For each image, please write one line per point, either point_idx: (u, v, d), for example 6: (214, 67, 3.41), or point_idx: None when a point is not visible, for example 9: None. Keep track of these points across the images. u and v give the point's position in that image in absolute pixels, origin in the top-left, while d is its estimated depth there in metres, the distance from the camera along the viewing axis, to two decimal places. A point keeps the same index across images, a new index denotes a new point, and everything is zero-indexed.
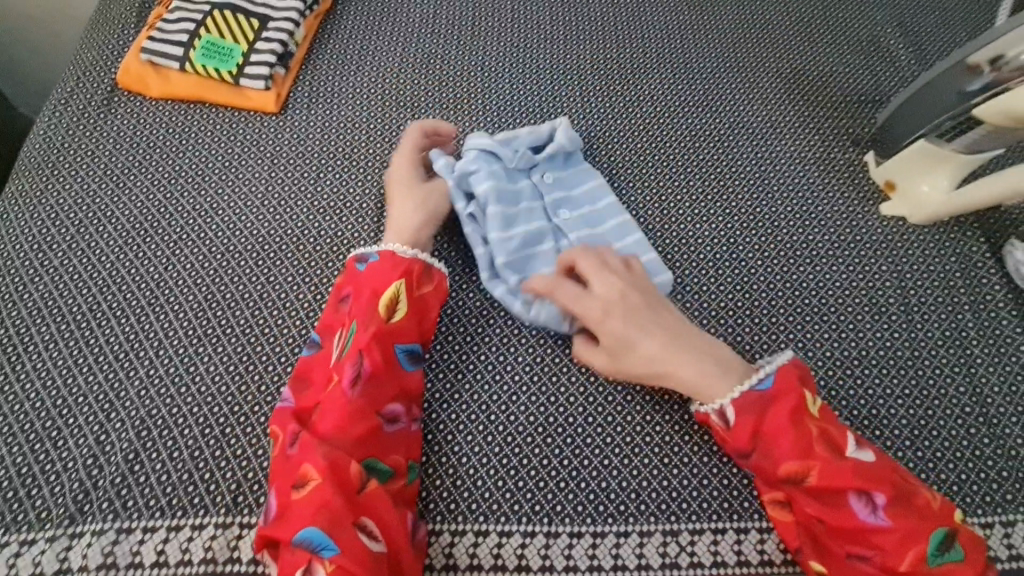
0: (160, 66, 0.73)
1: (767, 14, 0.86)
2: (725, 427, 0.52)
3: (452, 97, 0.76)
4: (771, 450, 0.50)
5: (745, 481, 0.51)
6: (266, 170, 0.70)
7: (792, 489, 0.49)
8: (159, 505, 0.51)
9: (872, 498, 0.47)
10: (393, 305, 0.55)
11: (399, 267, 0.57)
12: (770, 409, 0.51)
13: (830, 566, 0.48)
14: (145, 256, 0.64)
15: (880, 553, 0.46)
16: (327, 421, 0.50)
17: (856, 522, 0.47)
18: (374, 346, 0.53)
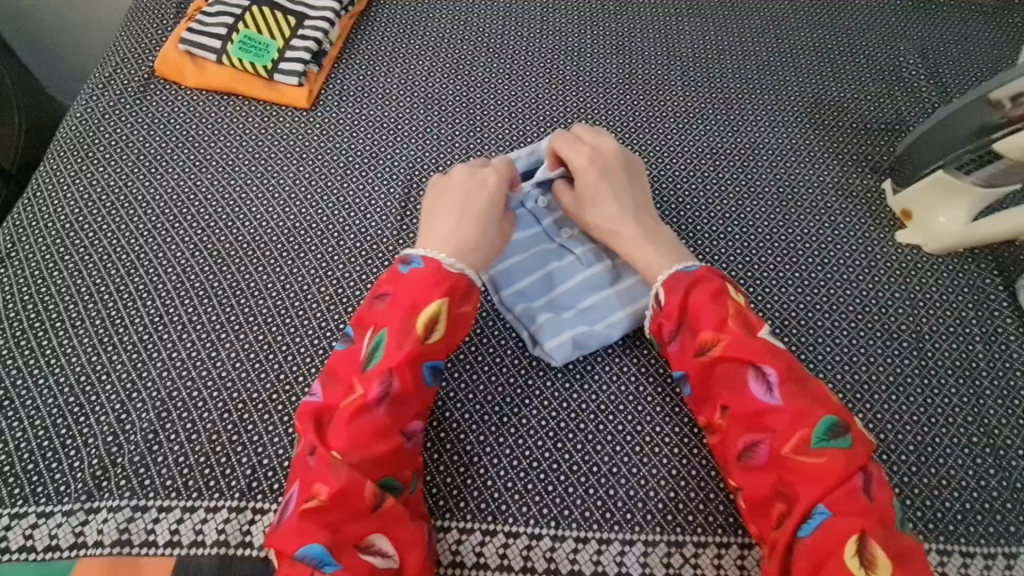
0: (197, 57, 0.75)
1: (792, 39, 0.87)
2: (660, 309, 0.55)
3: (480, 103, 0.78)
4: (693, 324, 0.53)
5: (675, 364, 0.54)
6: (294, 163, 0.71)
7: (703, 366, 0.51)
8: (176, 485, 0.52)
9: (766, 378, 0.49)
10: (432, 325, 0.51)
11: (443, 282, 0.52)
12: (695, 287, 0.54)
13: (727, 454, 0.50)
14: (172, 241, 0.65)
15: (772, 436, 0.48)
16: (340, 436, 0.48)
17: (751, 402, 0.49)
18: (406, 369, 0.50)
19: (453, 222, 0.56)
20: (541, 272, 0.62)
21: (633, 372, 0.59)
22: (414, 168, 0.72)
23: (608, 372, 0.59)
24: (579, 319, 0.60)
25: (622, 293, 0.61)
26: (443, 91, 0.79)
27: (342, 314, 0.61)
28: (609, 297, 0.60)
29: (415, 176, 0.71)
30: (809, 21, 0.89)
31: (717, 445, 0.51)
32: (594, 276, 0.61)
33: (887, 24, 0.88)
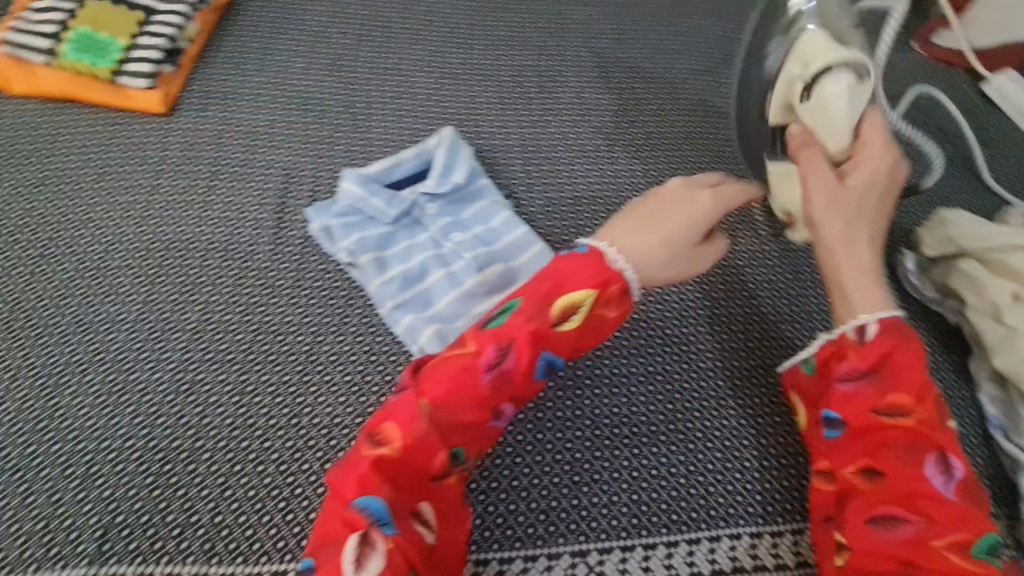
0: (24, 59, 0.65)
1: (684, 26, 0.87)
2: (854, 341, 0.47)
3: (363, 102, 0.73)
4: (889, 378, 0.45)
5: (833, 405, 0.46)
6: (148, 177, 0.63)
7: (883, 424, 0.44)
8: (11, 558, 0.47)
9: (949, 467, 0.42)
10: (569, 312, 0.46)
11: (604, 277, 0.46)
12: (907, 346, 0.46)
13: (853, 511, 0.43)
14: (5, 277, 0.57)
15: (925, 523, 0.41)
16: (434, 389, 0.44)
17: (914, 480, 0.42)
18: (526, 342, 0.45)
19: (651, 229, 0.49)
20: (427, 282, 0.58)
21: None
22: (289, 174, 0.65)
23: None
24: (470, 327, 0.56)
25: (513, 298, 0.57)
26: (322, 90, 0.73)
27: (209, 345, 0.56)
28: (500, 303, 0.57)
29: (290, 183, 0.65)
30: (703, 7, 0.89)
31: (836, 499, 0.45)
32: (483, 282, 0.57)
33: None
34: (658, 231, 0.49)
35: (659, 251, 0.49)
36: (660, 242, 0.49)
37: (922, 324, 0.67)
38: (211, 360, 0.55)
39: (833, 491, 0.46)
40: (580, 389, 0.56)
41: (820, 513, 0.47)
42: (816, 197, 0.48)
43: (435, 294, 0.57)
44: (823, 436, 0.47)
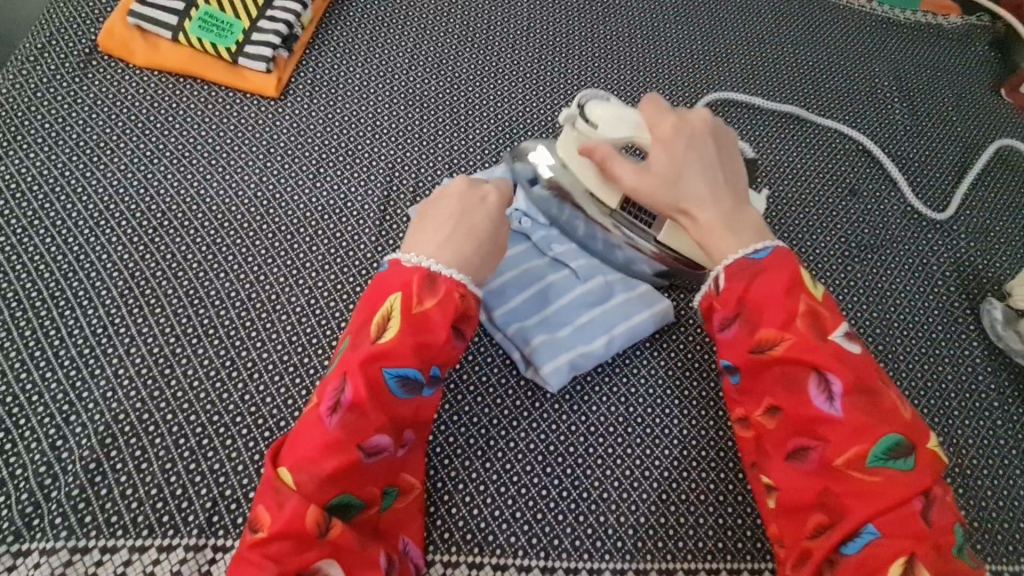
0: (148, 33, 0.67)
1: (775, 54, 0.88)
2: (716, 292, 0.49)
3: (464, 101, 0.74)
4: (753, 319, 0.47)
5: (722, 354, 0.48)
6: (260, 158, 0.65)
7: (759, 362, 0.46)
8: (122, 522, 0.46)
9: (829, 387, 0.43)
10: (386, 323, 0.46)
11: (408, 284, 0.47)
12: (761, 277, 0.47)
13: (775, 454, 0.46)
14: (119, 241, 0.58)
15: (826, 445, 0.43)
16: (298, 450, 0.44)
17: (806, 408, 0.44)
18: (357, 370, 0.44)
19: (446, 225, 0.52)
20: (536, 294, 0.59)
21: (621, 393, 0.58)
22: (392, 169, 0.67)
23: (597, 394, 0.58)
24: (575, 342, 0.58)
25: (616, 313, 0.59)
26: (425, 86, 0.74)
27: (314, 328, 0.57)
28: (605, 319, 0.59)
29: (393, 178, 0.67)
30: (791, 38, 0.90)
31: (756, 443, 0.48)
32: (588, 297, 0.59)
33: (862, 48, 0.91)
34: (447, 225, 0.52)
35: (441, 237, 0.51)
36: (446, 235, 0.51)
37: (1002, 375, 0.67)
38: (317, 343, 0.56)
39: (753, 437, 0.48)
40: (667, 410, 0.58)
41: (750, 459, 0.49)
42: (621, 172, 0.53)
43: (543, 306, 0.59)
44: (731, 384, 0.49)
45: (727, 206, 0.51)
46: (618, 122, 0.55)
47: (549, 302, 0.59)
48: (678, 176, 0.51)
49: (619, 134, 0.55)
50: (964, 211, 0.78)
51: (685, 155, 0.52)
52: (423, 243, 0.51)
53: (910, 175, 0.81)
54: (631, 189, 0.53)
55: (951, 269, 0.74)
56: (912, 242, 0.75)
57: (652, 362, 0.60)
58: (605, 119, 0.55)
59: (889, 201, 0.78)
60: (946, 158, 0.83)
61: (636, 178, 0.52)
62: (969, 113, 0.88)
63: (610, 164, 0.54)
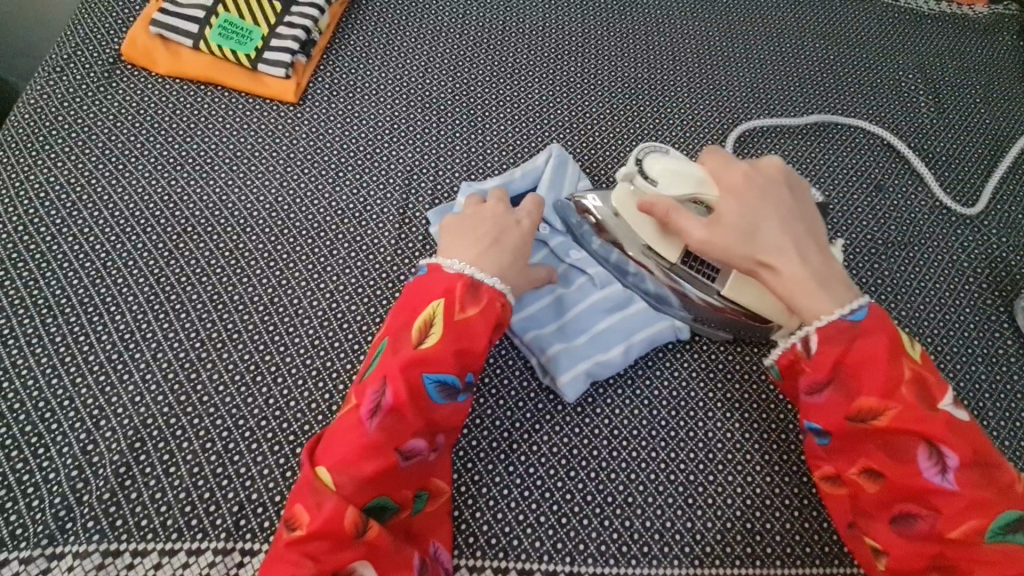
0: (170, 41, 0.68)
1: (795, 49, 0.87)
2: (803, 353, 0.47)
3: (481, 102, 0.74)
4: (852, 383, 0.45)
5: (812, 415, 0.47)
6: (281, 163, 0.65)
7: (857, 428, 0.45)
8: (152, 526, 0.47)
9: (943, 459, 0.42)
10: (427, 329, 0.47)
11: (450, 290, 0.49)
12: (861, 340, 0.46)
13: (875, 516, 0.45)
14: (144, 247, 0.59)
15: (937, 515, 0.42)
16: (337, 452, 0.44)
17: (915, 477, 0.42)
18: (399, 375, 0.45)
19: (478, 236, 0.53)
20: (552, 301, 0.59)
21: (645, 396, 0.57)
22: (411, 173, 0.67)
23: (619, 397, 0.57)
24: (592, 349, 0.57)
25: (634, 320, 0.58)
26: (443, 89, 0.74)
27: (336, 332, 0.57)
28: (621, 326, 0.58)
29: (413, 181, 0.67)
30: (812, 32, 0.89)
31: (851, 505, 0.47)
32: (605, 305, 0.59)
33: (884, 40, 0.89)
34: (480, 237, 0.53)
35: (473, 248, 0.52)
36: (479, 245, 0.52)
37: None
38: (339, 347, 0.56)
39: (847, 496, 0.47)
40: (692, 412, 0.57)
41: (843, 518, 0.48)
42: (688, 227, 0.52)
43: (560, 313, 0.59)
44: (818, 443, 0.48)
45: (812, 261, 0.49)
46: (677, 177, 0.54)
47: (565, 308, 0.59)
48: (754, 231, 0.50)
49: (679, 190, 0.54)
50: (995, 205, 0.76)
51: (759, 211, 0.51)
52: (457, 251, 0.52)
53: (937, 169, 0.79)
54: (697, 243, 0.52)
55: (983, 266, 0.72)
56: (942, 238, 0.73)
57: (676, 363, 0.59)
58: (663, 172, 0.54)
59: (917, 197, 0.76)
60: (976, 151, 0.81)
61: (704, 232, 0.51)
62: (999, 105, 0.85)
63: (673, 218, 0.52)
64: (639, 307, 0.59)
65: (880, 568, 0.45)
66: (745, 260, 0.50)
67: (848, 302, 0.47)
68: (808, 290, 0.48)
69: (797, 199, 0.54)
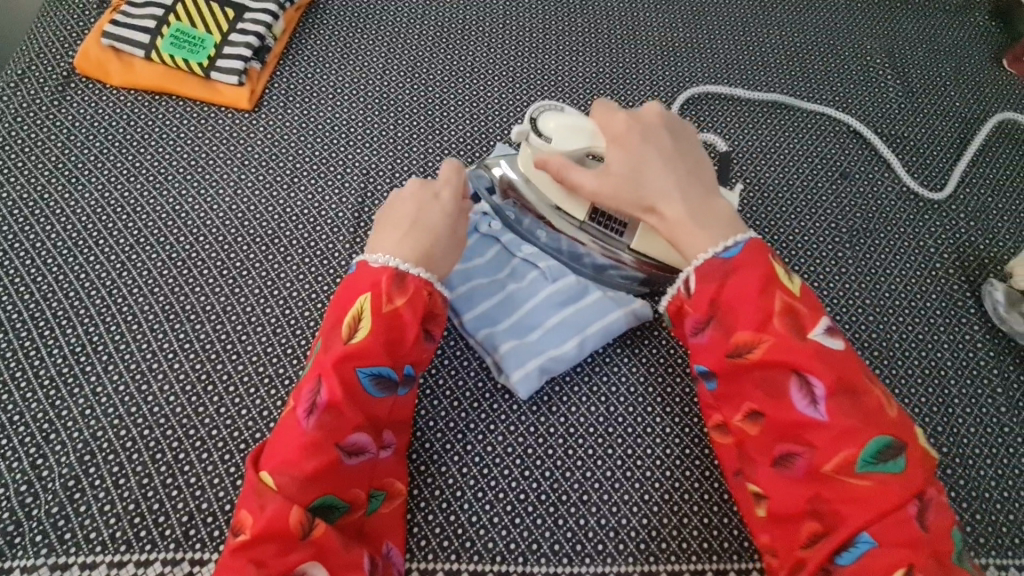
0: (123, 52, 0.68)
1: (760, 37, 0.86)
2: (684, 294, 0.49)
3: (439, 103, 0.73)
4: (727, 321, 0.46)
5: (698, 358, 0.48)
6: (235, 171, 0.65)
7: (735, 366, 0.46)
8: (101, 538, 0.47)
9: (812, 391, 0.43)
10: (356, 323, 0.47)
11: (377, 284, 0.48)
12: (733, 277, 0.47)
13: (759, 459, 0.46)
14: (97, 260, 0.59)
15: (811, 450, 0.43)
16: (278, 453, 0.44)
17: (790, 414, 0.43)
18: (332, 371, 0.45)
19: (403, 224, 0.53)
20: (504, 298, 0.59)
21: (601, 392, 0.57)
22: (367, 175, 0.67)
23: (575, 395, 0.57)
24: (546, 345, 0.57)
25: (586, 313, 0.58)
26: (400, 90, 0.74)
27: (290, 338, 0.57)
28: (573, 320, 0.58)
29: (368, 184, 0.67)
30: (777, 19, 0.88)
31: (739, 450, 0.48)
32: (557, 299, 0.59)
33: (851, 24, 0.88)
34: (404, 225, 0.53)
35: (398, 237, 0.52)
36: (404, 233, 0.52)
37: (1006, 358, 0.65)
38: (292, 354, 0.56)
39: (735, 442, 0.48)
40: (649, 408, 0.57)
41: (733, 466, 0.49)
42: (581, 178, 0.53)
43: (511, 310, 0.58)
44: (708, 389, 0.49)
45: (693, 201, 0.51)
46: (574, 133, 0.55)
47: (516, 305, 0.59)
48: (640, 178, 0.52)
49: (574, 146, 0.55)
50: (963, 189, 0.75)
51: (644, 157, 0.52)
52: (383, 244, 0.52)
53: (905, 154, 0.78)
54: (594, 193, 0.53)
55: (950, 251, 0.71)
56: (908, 224, 0.73)
57: (633, 359, 0.59)
58: (560, 130, 0.55)
59: (883, 183, 0.75)
60: (945, 134, 0.80)
61: (596, 184, 0.53)
62: (969, 86, 0.84)
63: (570, 176, 0.54)
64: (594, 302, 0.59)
65: (762, 514, 0.46)
66: (635, 206, 0.52)
67: (725, 238, 0.49)
68: (691, 232, 0.49)
69: (685, 144, 0.56)
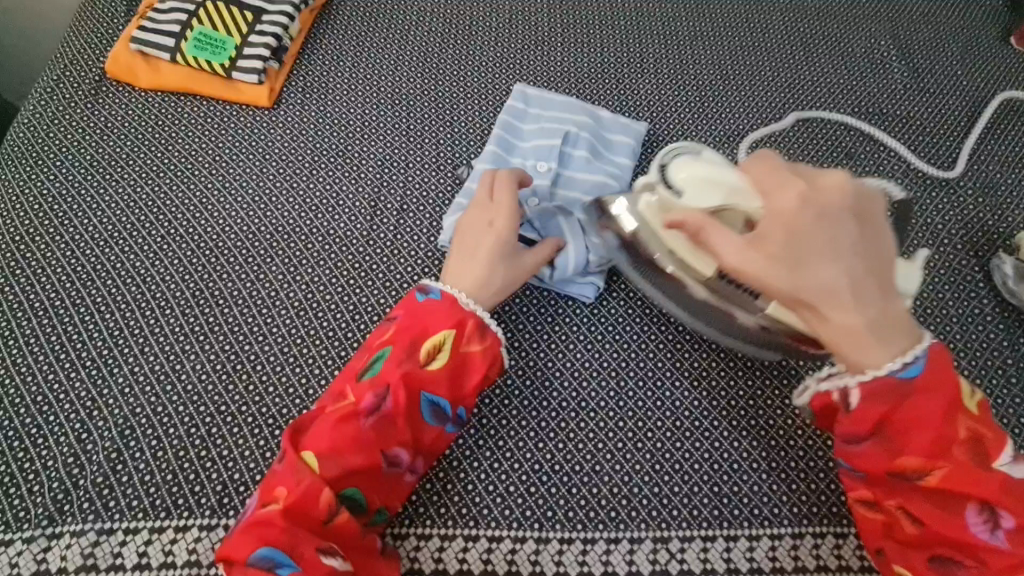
0: (150, 56, 0.72)
1: (763, 24, 0.87)
2: (848, 404, 0.47)
3: (449, 95, 0.76)
4: (894, 442, 0.45)
5: (853, 462, 0.47)
6: (258, 165, 0.69)
7: (906, 483, 0.45)
8: (143, 506, 0.50)
9: (998, 518, 0.43)
10: (436, 352, 0.52)
11: (456, 314, 0.53)
12: (926, 400, 0.44)
13: (912, 561, 0.45)
14: (132, 250, 0.62)
15: (980, 566, 0.43)
16: (331, 438, 0.48)
17: (962, 530, 0.43)
18: (400, 384, 0.50)
19: (474, 252, 0.57)
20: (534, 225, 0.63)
21: (610, 368, 0.59)
22: (382, 166, 0.70)
23: (586, 370, 0.59)
24: (559, 342, 0.60)
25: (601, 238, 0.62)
26: (412, 84, 0.76)
27: (313, 321, 0.60)
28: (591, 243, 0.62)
29: (384, 175, 0.69)
30: (781, 5, 0.89)
31: (879, 542, 0.47)
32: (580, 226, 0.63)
33: (855, 8, 0.89)
34: (488, 245, 0.57)
35: (492, 269, 0.56)
36: (485, 254, 0.57)
37: (1015, 331, 0.65)
38: (316, 336, 0.59)
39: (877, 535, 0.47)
40: (659, 382, 0.58)
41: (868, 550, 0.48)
42: (722, 249, 0.46)
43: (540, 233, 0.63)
44: (856, 485, 0.48)
45: (877, 307, 0.45)
46: (704, 188, 0.50)
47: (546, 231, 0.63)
48: (802, 266, 0.44)
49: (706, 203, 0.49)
50: (972, 166, 0.76)
51: (820, 239, 0.44)
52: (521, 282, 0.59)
53: (912, 134, 0.78)
54: (731, 269, 0.46)
55: (958, 227, 0.71)
56: (917, 201, 0.73)
57: (642, 336, 0.61)
58: (690, 181, 0.51)
59: (889, 163, 0.76)
60: (952, 113, 0.80)
61: (736, 257, 0.45)
62: (979, 64, 0.84)
63: (706, 237, 0.47)
64: (610, 304, 0.62)
65: None
66: (788, 298, 0.45)
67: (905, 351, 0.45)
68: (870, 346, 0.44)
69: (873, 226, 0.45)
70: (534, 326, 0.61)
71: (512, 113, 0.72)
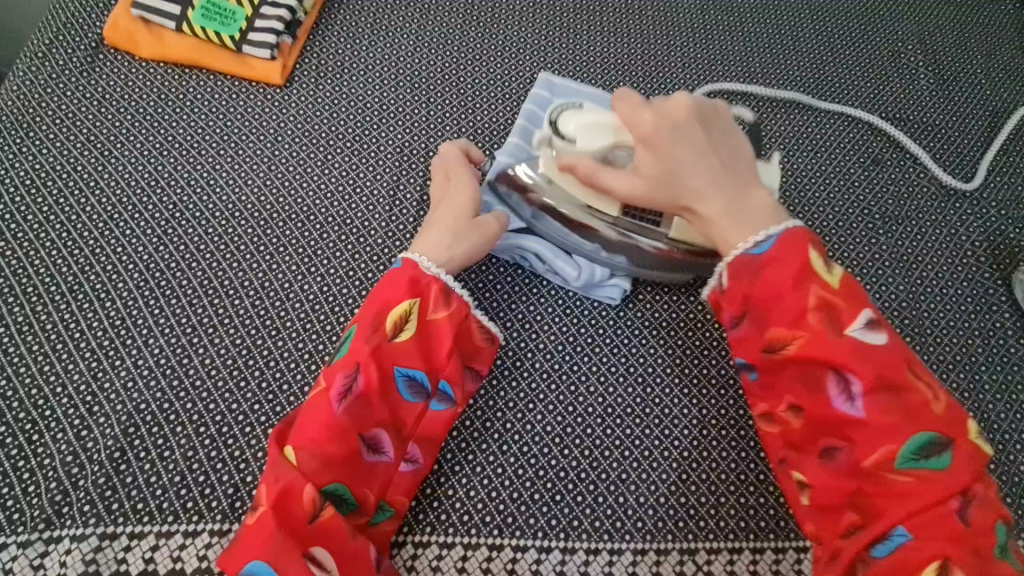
0: (153, 24, 0.67)
1: (791, 22, 0.85)
2: (719, 290, 0.47)
3: (471, 80, 0.72)
4: (761, 317, 0.45)
5: (735, 350, 0.47)
6: (269, 147, 0.65)
7: (772, 361, 0.44)
8: (148, 509, 0.48)
9: (849, 387, 0.42)
10: (402, 322, 0.48)
11: (417, 281, 0.50)
12: (765, 274, 0.45)
13: (805, 451, 0.45)
14: (133, 234, 0.58)
15: (852, 445, 0.42)
16: (306, 430, 0.45)
17: (827, 409, 0.42)
18: (370, 361, 0.47)
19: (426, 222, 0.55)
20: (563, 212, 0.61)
21: (639, 373, 0.57)
22: (401, 153, 0.66)
23: (613, 374, 0.57)
24: (585, 345, 0.58)
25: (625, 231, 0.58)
26: (432, 67, 0.72)
27: (328, 315, 0.56)
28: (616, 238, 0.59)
29: (402, 161, 0.66)
30: (809, 4, 0.87)
31: (779, 438, 0.46)
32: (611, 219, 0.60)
33: (882, 11, 0.87)
34: (445, 215, 0.54)
35: (448, 236, 0.53)
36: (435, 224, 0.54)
37: None
38: (331, 331, 0.56)
39: (779, 432, 0.46)
40: (685, 389, 0.57)
41: (775, 454, 0.47)
42: (610, 182, 0.50)
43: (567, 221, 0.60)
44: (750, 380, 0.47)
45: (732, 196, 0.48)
46: (596, 131, 0.53)
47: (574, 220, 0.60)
48: (673, 176, 0.48)
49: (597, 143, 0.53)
50: (996, 178, 0.75)
51: (674, 153, 0.48)
52: (484, 247, 0.55)
53: (937, 142, 0.78)
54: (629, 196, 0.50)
55: (981, 240, 0.71)
56: (940, 212, 0.73)
57: (669, 341, 0.59)
58: (580, 129, 0.53)
59: (915, 171, 0.75)
60: (977, 123, 0.79)
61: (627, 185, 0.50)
62: (1004, 74, 0.83)
63: (596, 175, 0.51)
64: (637, 306, 0.60)
65: (807, 502, 0.45)
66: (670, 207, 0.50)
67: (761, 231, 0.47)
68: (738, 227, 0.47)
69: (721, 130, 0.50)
70: (559, 327, 0.59)
71: (537, 101, 0.68)
